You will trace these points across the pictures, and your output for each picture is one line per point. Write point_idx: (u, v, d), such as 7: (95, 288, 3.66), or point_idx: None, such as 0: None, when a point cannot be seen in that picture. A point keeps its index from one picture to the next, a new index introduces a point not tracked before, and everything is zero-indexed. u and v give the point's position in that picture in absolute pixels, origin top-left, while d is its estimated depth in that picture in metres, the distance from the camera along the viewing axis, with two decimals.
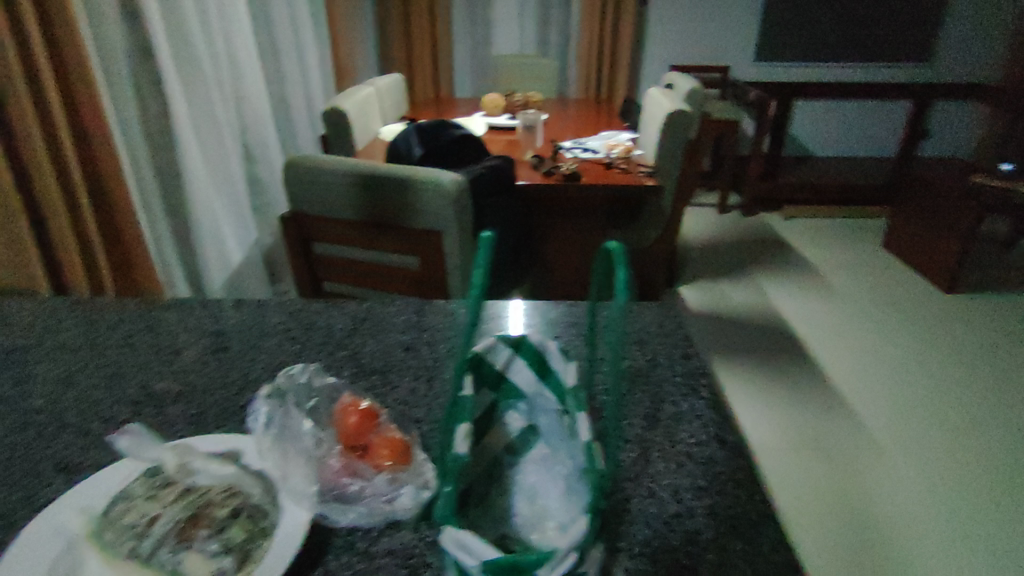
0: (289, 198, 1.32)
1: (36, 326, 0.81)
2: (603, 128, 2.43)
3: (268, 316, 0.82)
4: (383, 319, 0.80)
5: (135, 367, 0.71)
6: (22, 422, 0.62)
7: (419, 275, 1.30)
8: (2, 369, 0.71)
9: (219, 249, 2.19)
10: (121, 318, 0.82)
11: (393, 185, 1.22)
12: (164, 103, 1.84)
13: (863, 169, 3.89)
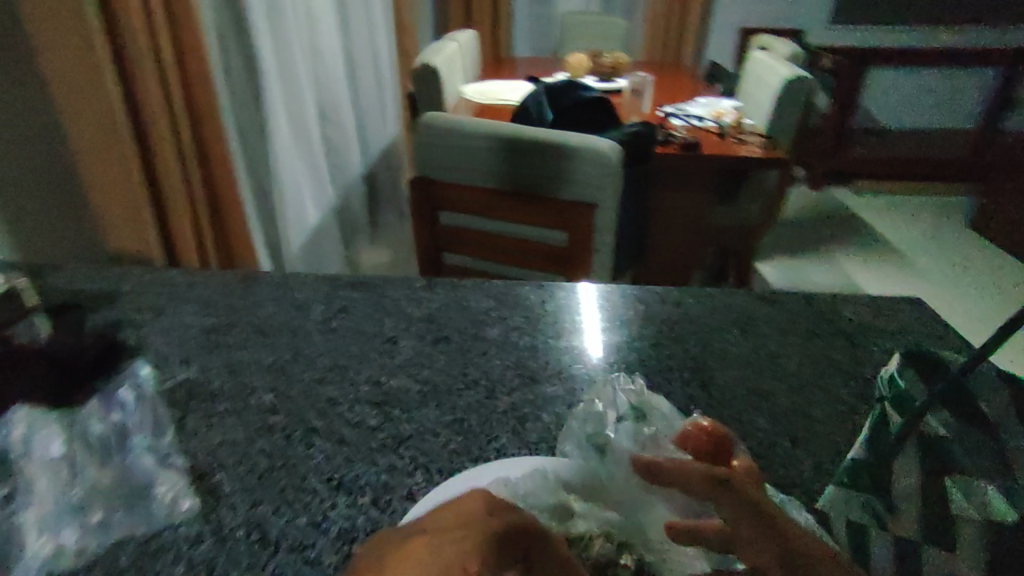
0: (420, 163, 1.22)
1: (215, 303, 0.71)
2: (697, 92, 2.25)
3: (471, 299, 0.72)
4: (607, 308, 0.70)
5: (355, 358, 0.62)
6: (260, 426, 0.53)
7: (561, 252, 1.20)
8: (206, 354, 0.62)
9: (298, 212, 2.09)
10: (309, 297, 0.72)
11: (544, 153, 1.12)
12: (252, 55, 1.70)
13: (946, 141, 3.38)
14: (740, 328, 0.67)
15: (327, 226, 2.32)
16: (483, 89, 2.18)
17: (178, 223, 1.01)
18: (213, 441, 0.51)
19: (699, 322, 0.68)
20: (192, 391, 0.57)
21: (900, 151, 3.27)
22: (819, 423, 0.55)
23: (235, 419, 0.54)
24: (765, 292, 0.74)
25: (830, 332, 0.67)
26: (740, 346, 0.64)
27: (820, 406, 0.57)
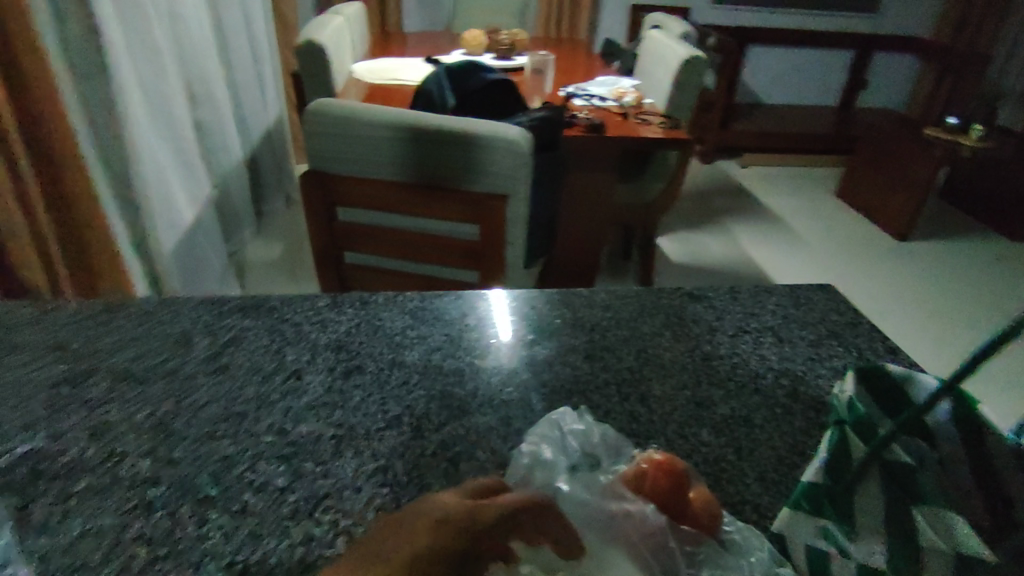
0: (312, 155, 1.10)
1: (65, 343, 0.58)
2: (596, 70, 2.23)
3: (384, 319, 0.64)
4: (535, 319, 0.65)
5: (253, 403, 0.53)
6: (135, 506, 0.44)
7: (474, 246, 1.14)
8: (57, 413, 0.51)
9: (168, 206, 1.84)
10: (188, 327, 0.61)
11: (451, 141, 1.04)
12: (94, 25, 1.45)
13: (809, 119, 3.59)
14: (671, 329, 0.65)
15: (206, 220, 2.09)
16: (375, 67, 2.03)
17: None
18: (73, 532, 0.42)
19: (631, 325, 0.65)
20: (42, 467, 0.46)
21: (775, 128, 3.42)
22: (758, 428, 0.54)
23: (102, 500, 0.44)
24: (692, 289, 0.72)
25: (758, 328, 0.67)
26: (674, 350, 0.62)
27: (756, 409, 0.56)
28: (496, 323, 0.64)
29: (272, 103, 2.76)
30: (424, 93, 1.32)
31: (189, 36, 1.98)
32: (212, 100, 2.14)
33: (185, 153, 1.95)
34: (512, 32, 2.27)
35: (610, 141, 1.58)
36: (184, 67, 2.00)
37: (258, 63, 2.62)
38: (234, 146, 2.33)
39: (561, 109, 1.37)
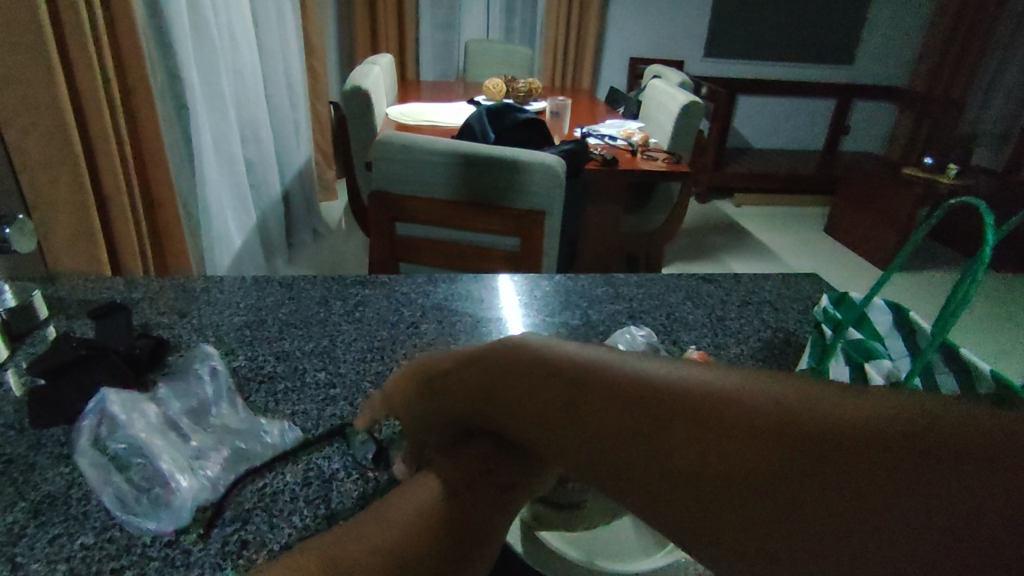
0: (379, 179, 1.34)
1: (240, 301, 0.77)
2: (605, 116, 2.50)
3: (470, 290, 0.83)
4: (583, 290, 0.86)
5: (387, 340, 0.71)
6: (324, 397, 0.61)
7: (517, 256, 1.29)
8: (250, 346, 0.68)
9: (224, 231, 2.04)
10: (326, 295, 0.80)
11: (497, 165, 1.28)
12: (174, 69, 1.66)
13: (798, 162, 3.87)
14: (691, 300, 0.85)
15: (250, 245, 2.30)
16: (408, 111, 2.28)
17: None
18: (288, 410, 0.58)
19: (660, 297, 0.85)
20: (250, 375, 0.63)
21: (765, 169, 3.67)
22: (763, 360, 0.72)
23: (300, 394, 0.61)
24: (705, 276, 0.92)
25: (759, 300, 0.86)
26: (695, 313, 0.82)
27: (760, 350, 0.74)
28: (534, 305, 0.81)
29: (305, 145, 3.02)
30: (467, 129, 1.53)
31: (245, 84, 2.21)
32: (258, 140, 2.36)
33: (240, 186, 2.14)
34: (528, 82, 2.54)
35: (622, 173, 1.80)
36: (239, 111, 2.23)
37: (297, 109, 2.87)
38: (277, 180, 2.54)
39: (583, 143, 1.60)
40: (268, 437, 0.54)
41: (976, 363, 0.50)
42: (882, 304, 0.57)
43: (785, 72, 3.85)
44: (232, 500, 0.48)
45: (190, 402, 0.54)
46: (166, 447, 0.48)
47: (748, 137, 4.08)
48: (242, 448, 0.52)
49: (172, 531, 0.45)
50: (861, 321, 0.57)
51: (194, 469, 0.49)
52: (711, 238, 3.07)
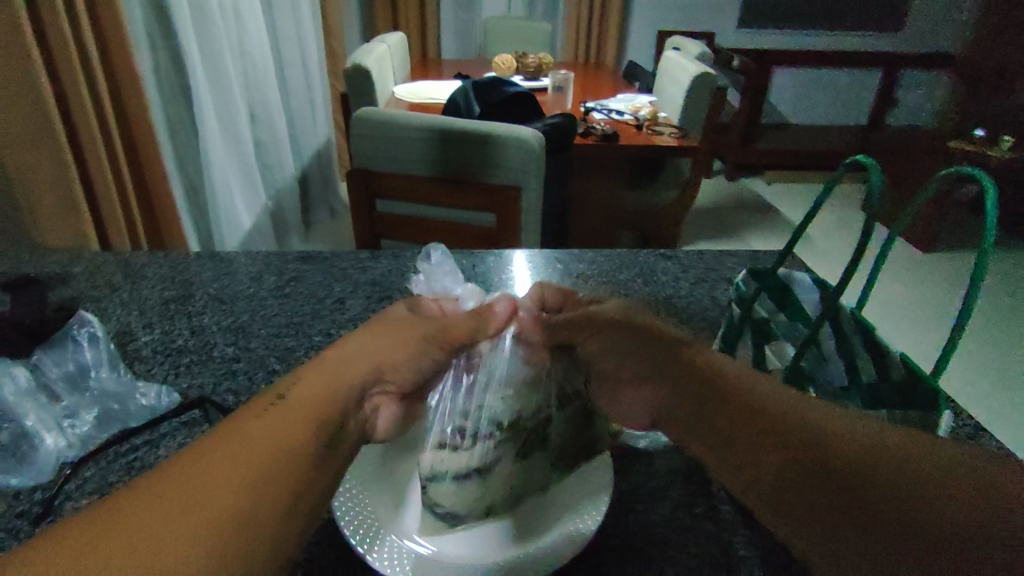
0: (357, 155, 1.32)
1: (172, 276, 0.76)
2: (617, 91, 2.41)
3: (410, 267, 0.80)
4: (526, 262, 0.82)
5: (308, 316, 0.69)
6: (224, 372, 0.59)
7: (493, 232, 1.29)
8: (169, 320, 0.67)
9: (231, 210, 2.08)
10: (261, 271, 0.78)
11: (474, 141, 1.24)
12: (174, 49, 1.67)
13: (836, 137, 3.66)
14: (642, 278, 0.80)
15: (261, 225, 2.33)
16: (413, 89, 2.26)
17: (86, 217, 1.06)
18: (184, 384, 0.58)
19: (609, 275, 0.80)
20: (157, 349, 0.62)
21: (799, 145, 3.49)
22: (701, 342, 0.67)
23: (202, 368, 0.60)
24: (664, 251, 0.87)
25: (717, 278, 0.81)
26: (641, 291, 0.77)
27: (700, 332, 0.69)
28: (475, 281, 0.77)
29: (322, 125, 3.03)
30: (453, 104, 1.50)
31: (253, 64, 2.23)
32: (269, 120, 2.38)
33: (248, 165, 2.16)
34: (538, 56, 2.45)
35: (623, 149, 1.73)
36: (247, 91, 2.24)
37: (313, 89, 2.88)
38: (289, 160, 2.56)
39: (575, 117, 1.56)
40: (142, 399, 0.54)
41: (889, 347, 0.44)
42: (806, 278, 0.51)
43: (824, 41, 3.63)
44: (96, 471, 0.47)
45: (69, 367, 0.55)
46: (33, 408, 0.49)
47: (783, 111, 3.88)
48: (115, 409, 0.53)
49: (34, 488, 0.46)
50: (783, 303, 0.50)
51: (63, 427, 0.50)
52: (735, 218, 2.95)
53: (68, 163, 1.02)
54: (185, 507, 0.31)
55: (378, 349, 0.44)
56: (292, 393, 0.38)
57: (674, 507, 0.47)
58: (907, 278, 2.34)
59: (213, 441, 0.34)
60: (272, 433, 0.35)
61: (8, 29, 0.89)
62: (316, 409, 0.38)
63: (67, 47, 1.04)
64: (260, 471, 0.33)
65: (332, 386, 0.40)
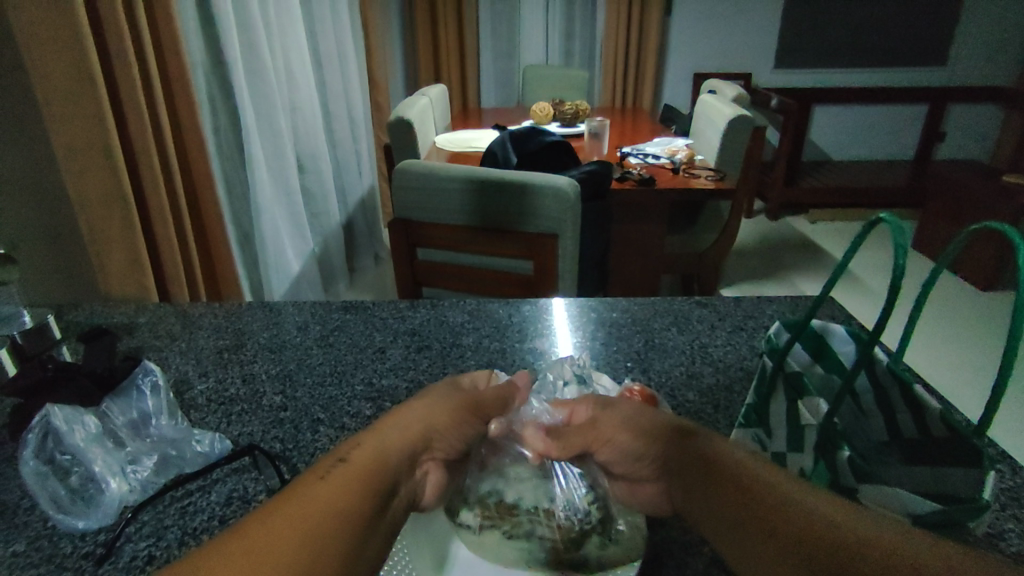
0: (398, 207, 1.37)
1: (225, 327, 0.81)
2: (654, 134, 2.44)
3: (448, 316, 0.83)
4: (560, 312, 0.83)
5: (350, 365, 0.72)
6: (272, 420, 0.63)
7: (530, 279, 1.31)
8: (224, 369, 0.72)
9: (281, 258, 2.18)
10: (306, 322, 0.82)
11: (510, 191, 1.27)
12: (234, 109, 1.78)
13: (883, 173, 3.58)
14: (677, 326, 0.80)
15: (308, 271, 2.43)
16: (454, 138, 2.34)
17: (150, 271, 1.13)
18: (236, 432, 0.61)
19: (643, 323, 0.81)
20: (212, 398, 0.66)
21: (844, 182, 3.42)
22: (737, 393, 0.67)
23: (251, 416, 0.63)
24: (700, 298, 0.87)
25: (754, 326, 0.80)
26: (677, 340, 0.77)
27: (736, 384, 0.68)
28: (512, 332, 0.78)
29: (367, 175, 3.17)
30: (491, 155, 1.57)
31: (304, 121, 2.36)
32: (318, 172, 2.51)
33: (297, 215, 2.28)
34: (575, 102, 2.51)
35: (660, 193, 1.75)
36: (298, 146, 2.38)
37: (358, 139, 3.01)
38: (336, 209, 2.68)
39: (610, 164, 1.59)
40: (198, 446, 0.57)
41: (928, 401, 0.43)
42: (842, 330, 0.50)
43: (864, 78, 3.59)
44: (154, 515, 0.50)
45: (132, 414, 0.59)
46: (100, 454, 0.53)
47: (826, 148, 3.83)
48: (172, 455, 0.56)
49: (100, 530, 0.49)
50: (819, 355, 0.51)
51: (126, 472, 0.54)
52: (778, 257, 2.90)
53: (136, 220, 1.10)
54: (255, 557, 0.30)
55: (417, 428, 0.46)
56: (349, 459, 0.39)
57: (708, 563, 0.47)
58: (965, 317, 2.24)
59: (279, 503, 0.34)
60: (334, 491, 0.36)
61: (89, 103, 0.98)
62: (371, 477, 0.39)
63: (140, 115, 1.13)
64: (321, 531, 0.33)
65: (381, 454, 0.41)
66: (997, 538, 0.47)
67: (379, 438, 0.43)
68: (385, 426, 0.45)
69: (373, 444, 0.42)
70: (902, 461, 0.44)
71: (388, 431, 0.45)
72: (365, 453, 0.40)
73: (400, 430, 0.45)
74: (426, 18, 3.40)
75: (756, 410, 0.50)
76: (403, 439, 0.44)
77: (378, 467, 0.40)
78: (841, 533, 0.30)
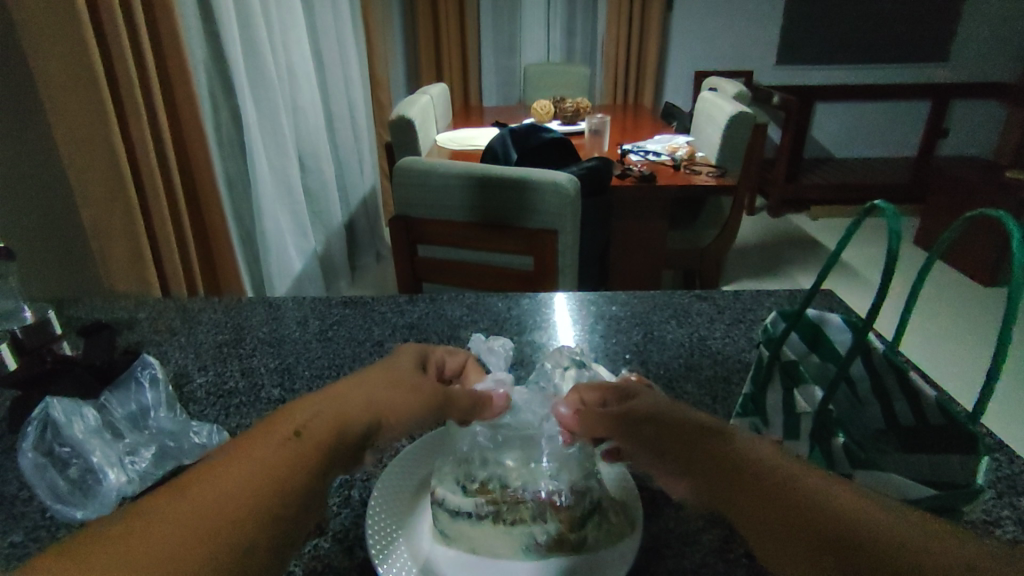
0: (399, 204, 1.37)
1: (224, 320, 0.82)
2: (656, 131, 2.44)
3: (447, 310, 0.83)
4: (557, 305, 0.83)
5: (349, 358, 0.72)
6: (270, 412, 0.63)
7: (530, 276, 1.32)
8: (224, 362, 0.72)
9: (283, 256, 2.19)
10: (306, 316, 0.82)
11: (510, 187, 1.27)
12: (236, 108, 1.79)
13: (886, 170, 3.57)
14: (676, 319, 0.80)
15: (310, 270, 2.43)
16: (455, 136, 2.34)
17: (150, 267, 1.13)
18: (233, 424, 0.61)
19: (643, 316, 0.81)
20: (210, 391, 0.66)
21: (847, 178, 3.41)
22: (735, 384, 0.67)
23: (249, 409, 0.63)
24: (699, 292, 0.87)
25: (753, 318, 0.80)
26: (676, 332, 0.77)
27: (736, 376, 0.68)
28: (513, 325, 0.79)
29: (368, 174, 3.17)
30: (491, 151, 1.57)
31: (306, 119, 2.36)
32: (320, 171, 2.52)
33: (299, 213, 2.28)
34: (576, 100, 2.51)
35: (661, 189, 1.75)
36: (301, 145, 2.38)
37: (360, 138, 3.02)
38: (338, 207, 2.68)
39: (610, 160, 1.59)
40: (196, 438, 0.57)
41: (924, 389, 0.43)
42: (837, 318, 0.50)
43: (867, 74, 3.58)
44: None
45: (131, 407, 0.59)
46: (99, 446, 0.53)
47: (828, 145, 3.82)
48: (169, 446, 0.56)
49: (97, 520, 0.49)
50: (815, 344, 0.51)
51: (125, 463, 0.54)
52: (780, 254, 2.89)
53: (137, 217, 1.10)
54: (193, 517, 0.28)
55: (392, 384, 0.42)
56: (308, 411, 0.35)
57: (705, 552, 0.47)
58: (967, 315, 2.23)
59: (223, 459, 0.31)
60: (287, 450, 0.32)
61: (90, 100, 0.98)
62: (332, 434, 0.34)
63: (140, 112, 1.14)
64: (270, 488, 0.30)
65: (346, 410, 0.37)
66: (995, 525, 0.46)
67: (348, 390, 0.39)
68: (355, 377, 0.41)
69: (341, 396, 0.38)
70: (899, 449, 0.44)
71: (360, 381, 0.40)
72: (327, 407, 0.36)
73: (373, 383, 0.41)
74: (428, 16, 3.40)
75: (751, 399, 0.50)
76: (375, 392, 0.40)
77: (339, 423, 0.36)
78: (880, 545, 0.28)
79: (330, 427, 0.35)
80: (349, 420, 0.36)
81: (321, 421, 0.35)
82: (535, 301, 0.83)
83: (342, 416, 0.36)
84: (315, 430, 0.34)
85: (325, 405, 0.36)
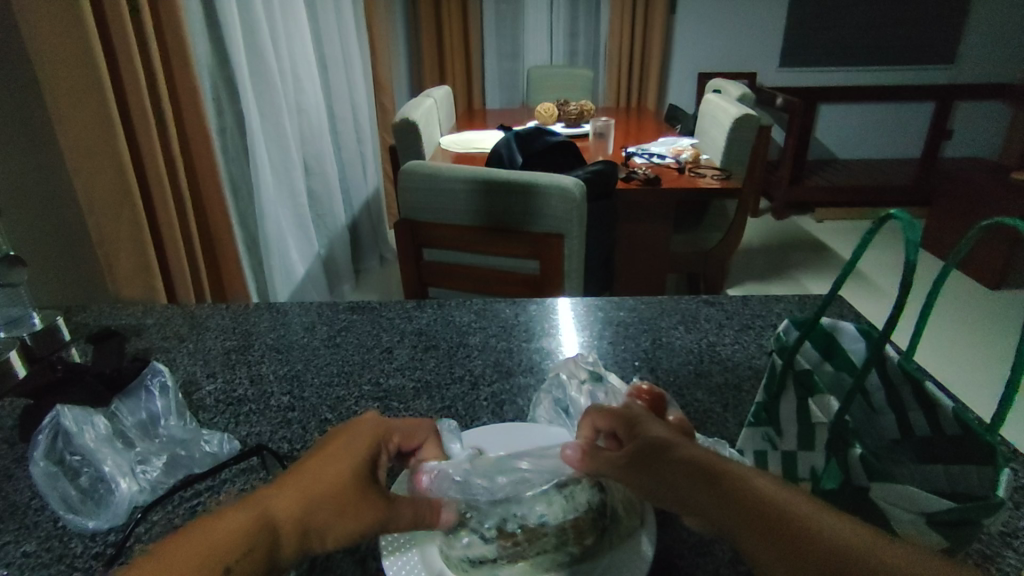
0: (404, 208, 1.37)
1: (231, 327, 0.82)
2: (659, 134, 2.44)
3: (455, 316, 0.83)
4: (565, 311, 0.83)
5: (357, 365, 0.72)
6: (279, 420, 0.63)
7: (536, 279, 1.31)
8: (232, 369, 0.72)
9: (285, 261, 2.19)
10: (314, 322, 0.82)
11: (516, 191, 1.27)
12: (239, 111, 1.79)
13: (890, 171, 3.56)
14: (684, 325, 0.80)
15: (313, 273, 2.44)
16: (460, 139, 2.34)
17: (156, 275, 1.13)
18: (242, 432, 0.61)
19: (651, 322, 0.81)
20: (219, 399, 0.66)
21: (852, 180, 3.40)
22: (746, 392, 0.66)
23: (258, 417, 0.63)
24: (707, 297, 0.86)
25: (763, 324, 0.80)
26: (684, 339, 0.77)
27: (746, 384, 0.68)
28: (522, 330, 0.78)
29: (372, 176, 3.17)
30: (496, 156, 1.57)
31: (310, 122, 2.36)
32: (324, 173, 2.52)
33: (301, 215, 2.28)
34: (581, 102, 2.50)
35: (666, 193, 1.74)
36: (305, 147, 2.39)
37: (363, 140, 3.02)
38: (341, 210, 2.68)
39: (616, 164, 1.59)
40: (206, 448, 0.58)
41: (940, 399, 0.42)
42: (853, 327, 0.50)
43: (872, 76, 3.57)
44: (164, 515, 0.51)
45: (141, 416, 0.59)
46: (110, 455, 0.53)
47: (832, 147, 3.81)
48: (181, 455, 0.57)
49: (109, 530, 0.49)
50: (829, 353, 0.50)
51: (136, 472, 0.54)
52: (785, 256, 2.88)
53: (144, 224, 1.10)
54: None
55: (340, 482, 0.41)
56: (222, 524, 0.36)
57: (719, 564, 0.47)
58: (974, 318, 2.22)
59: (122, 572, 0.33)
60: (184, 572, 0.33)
61: (97, 106, 0.98)
62: (238, 549, 0.35)
63: (146, 118, 1.14)
64: None
65: (268, 519, 0.37)
66: (1013, 538, 0.46)
67: (278, 494, 0.39)
68: (300, 472, 0.41)
69: (266, 504, 0.38)
70: (915, 459, 0.44)
71: (300, 480, 0.40)
72: (246, 516, 0.37)
73: (314, 483, 0.40)
74: (431, 18, 3.40)
75: (765, 408, 0.50)
76: (313, 493, 0.40)
77: (254, 537, 0.36)
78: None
79: (239, 539, 0.35)
80: (265, 535, 0.36)
81: (233, 535, 0.35)
82: (542, 307, 0.83)
83: (261, 528, 0.36)
84: (219, 545, 0.35)
85: (246, 514, 0.37)
